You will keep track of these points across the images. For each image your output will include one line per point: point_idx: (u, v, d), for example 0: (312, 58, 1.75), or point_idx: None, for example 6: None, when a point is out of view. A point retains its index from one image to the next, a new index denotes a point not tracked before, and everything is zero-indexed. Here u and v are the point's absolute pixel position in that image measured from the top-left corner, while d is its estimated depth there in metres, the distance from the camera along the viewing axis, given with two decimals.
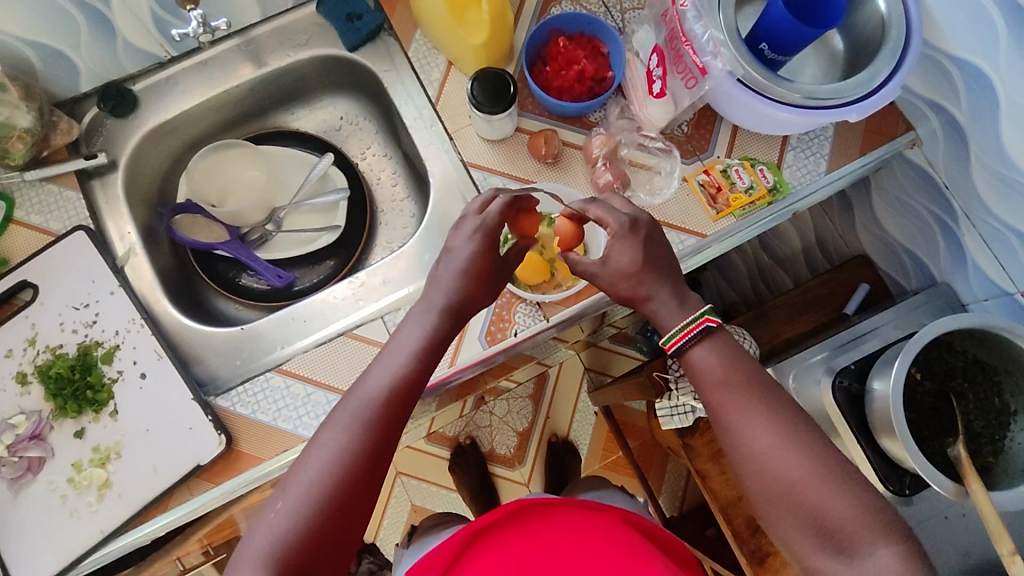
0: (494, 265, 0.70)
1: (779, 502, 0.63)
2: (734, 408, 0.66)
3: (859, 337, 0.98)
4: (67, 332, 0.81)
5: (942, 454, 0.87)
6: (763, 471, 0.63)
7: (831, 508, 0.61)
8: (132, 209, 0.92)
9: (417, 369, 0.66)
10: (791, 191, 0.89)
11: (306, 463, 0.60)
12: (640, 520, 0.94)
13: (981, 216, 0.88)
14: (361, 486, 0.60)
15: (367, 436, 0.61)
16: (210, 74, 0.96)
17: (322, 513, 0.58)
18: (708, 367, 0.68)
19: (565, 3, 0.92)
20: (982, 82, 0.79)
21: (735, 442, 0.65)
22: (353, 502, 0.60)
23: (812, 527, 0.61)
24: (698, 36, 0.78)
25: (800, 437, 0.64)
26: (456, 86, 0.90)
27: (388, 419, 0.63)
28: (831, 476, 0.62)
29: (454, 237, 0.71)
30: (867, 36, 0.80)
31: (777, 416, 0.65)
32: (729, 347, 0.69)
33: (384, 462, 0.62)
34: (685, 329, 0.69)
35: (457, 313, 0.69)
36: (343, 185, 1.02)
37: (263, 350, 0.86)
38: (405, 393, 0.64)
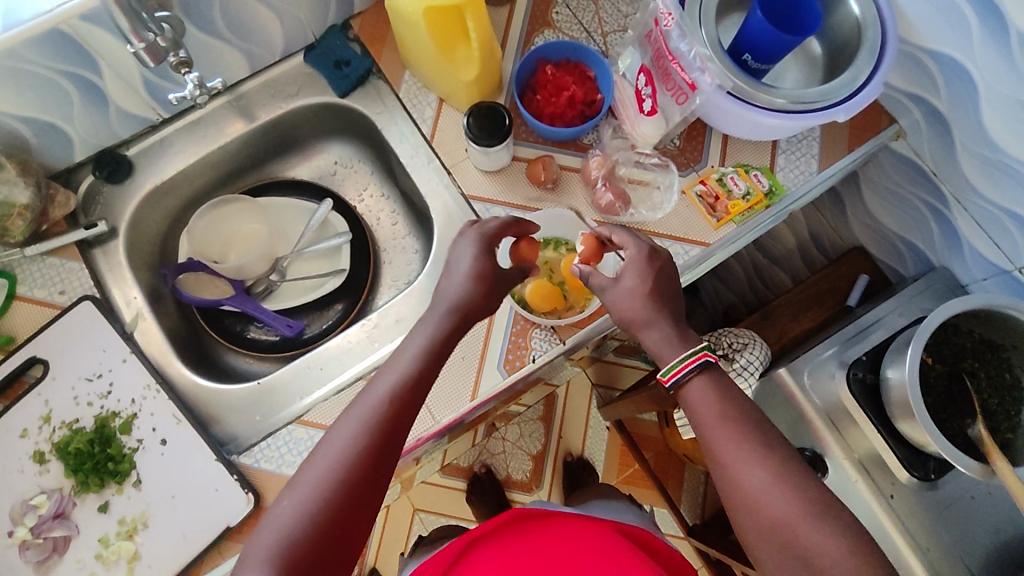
0: (497, 276, 0.71)
1: (768, 545, 0.61)
2: (728, 444, 0.64)
3: (864, 329, 0.98)
4: (82, 405, 0.80)
5: (962, 435, 0.87)
6: (753, 512, 0.62)
7: (823, 551, 0.58)
8: (136, 273, 0.91)
9: (429, 366, 0.65)
10: (786, 192, 0.90)
11: (309, 464, 0.58)
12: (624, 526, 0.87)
13: (971, 199, 0.90)
14: (368, 487, 0.58)
15: (380, 432, 0.60)
16: (202, 133, 0.96)
17: (326, 514, 0.56)
18: (703, 401, 0.67)
19: (548, 33, 0.96)
20: (959, 71, 0.82)
21: (728, 480, 0.64)
22: (360, 504, 0.58)
23: (800, 570, 0.59)
24: (685, 54, 0.80)
25: (794, 479, 0.62)
26: (450, 122, 0.92)
27: (395, 420, 0.61)
28: (824, 521, 0.59)
29: (458, 245, 0.74)
30: (843, 38, 0.83)
31: (771, 455, 0.63)
32: (726, 385, 0.68)
33: (390, 466, 0.60)
34: (683, 362, 0.68)
35: (466, 312, 0.69)
36: (344, 229, 1.02)
37: (281, 402, 0.85)
38: (413, 392, 0.63)
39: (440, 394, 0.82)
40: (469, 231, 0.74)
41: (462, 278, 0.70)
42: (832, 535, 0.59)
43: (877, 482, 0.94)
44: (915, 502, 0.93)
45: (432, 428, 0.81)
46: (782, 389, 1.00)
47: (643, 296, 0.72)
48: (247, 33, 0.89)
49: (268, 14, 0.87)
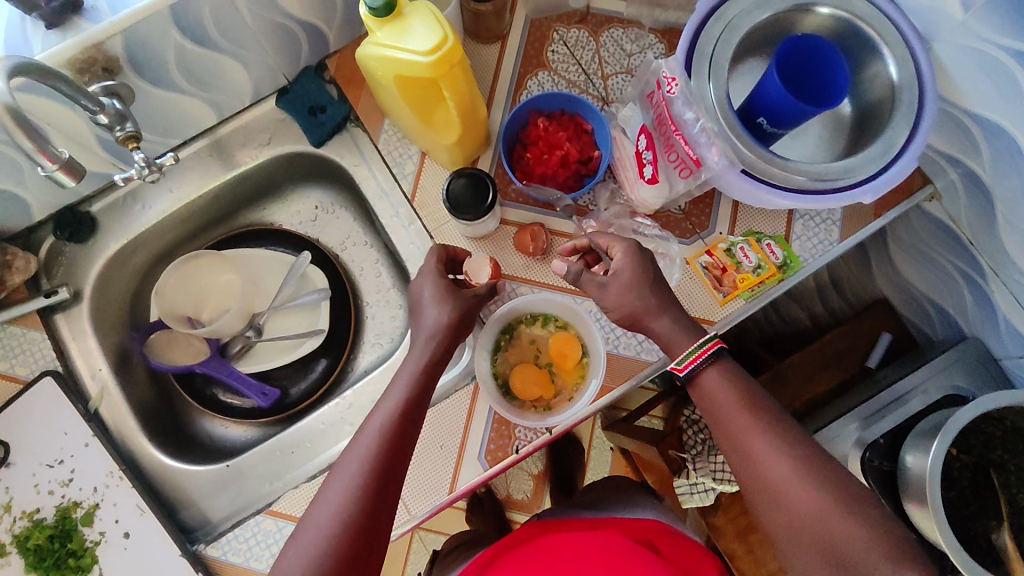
0: (469, 315, 0.71)
1: (791, 530, 0.61)
2: (751, 432, 0.64)
3: (899, 397, 0.91)
4: (43, 495, 0.77)
5: (985, 539, 0.79)
6: (776, 497, 0.61)
7: (847, 539, 0.58)
8: (103, 338, 0.86)
9: (416, 397, 0.66)
10: (803, 265, 0.81)
11: (315, 507, 0.60)
12: (637, 529, 0.87)
13: (1011, 274, 0.81)
14: (372, 521, 0.59)
15: (376, 469, 0.61)
16: (171, 186, 0.90)
17: (337, 553, 0.57)
18: (719, 392, 0.67)
19: (543, 76, 0.87)
20: (1007, 140, 0.71)
21: (750, 469, 0.63)
22: (368, 537, 0.59)
23: (823, 553, 0.59)
24: (689, 124, 0.72)
25: (817, 465, 0.62)
26: (432, 179, 0.84)
27: (389, 456, 0.62)
28: (850, 509, 0.59)
29: (416, 283, 0.73)
30: (874, 100, 0.74)
31: (790, 444, 0.63)
32: (740, 375, 0.68)
33: (393, 493, 0.62)
34: (696, 352, 0.68)
35: (440, 350, 0.69)
36: (323, 285, 0.95)
37: (251, 487, 0.81)
38: (402, 428, 0.64)
39: (417, 486, 0.78)
40: (428, 269, 0.73)
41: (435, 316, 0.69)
42: (855, 519, 0.59)
43: None
44: None
45: (408, 522, 0.77)
46: None
47: (641, 290, 0.69)
48: (208, 83, 0.81)
49: (230, 61, 0.80)
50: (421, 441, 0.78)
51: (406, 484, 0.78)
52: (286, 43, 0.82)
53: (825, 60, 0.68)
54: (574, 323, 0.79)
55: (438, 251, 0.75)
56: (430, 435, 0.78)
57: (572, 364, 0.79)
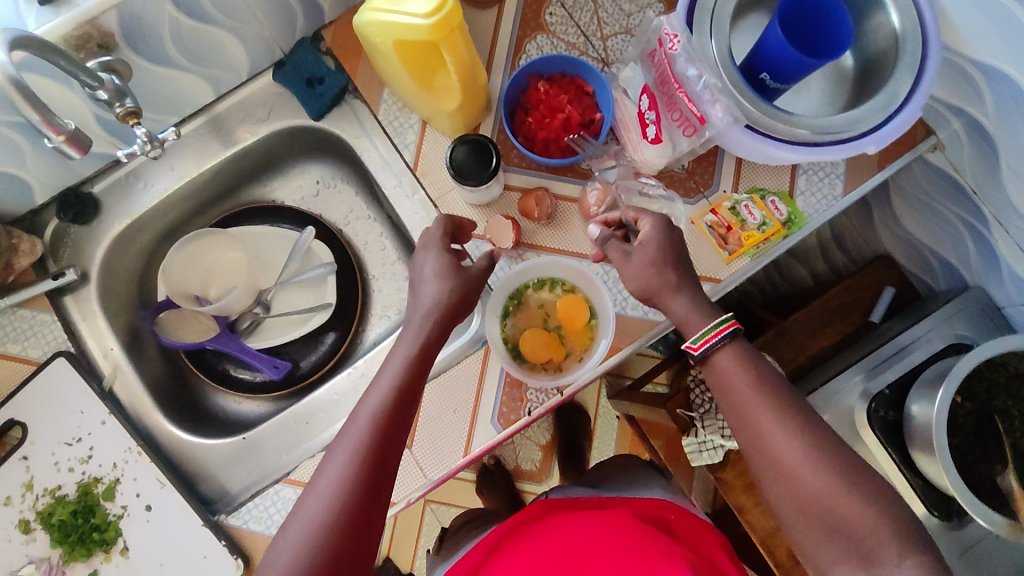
0: (472, 290, 0.68)
1: (799, 510, 0.60)
2: (762, 412, 0.63)
3: (901, 350, 0.92)
4: (64, 472, 0.78)
5: (990, 483, 0.81)
6: (787, 476, 0.61)
7: (855, 519, 0.58)
8: (113, 318, 0.87)
9: (408, 381, 0.63)
10: (808, 220, 0.82)
11: (299, 509, 0.57)
12: (653, 508, 0.87)
13: (1014, 222, 0.81)
14: (365, 510, 0.57)
15: (366, 459, 0.58)
16: (172, 164, 0.90)
17: (332, 539, 0.56)
18: (732, 371, 0.65)
19: (541, 39, 0.86)
20: (1009, 86, 0.72)
21: (760, 448, 0.63)
22: (361, 527, 0.57)
23: (831, 533, 0.59)
24: (693, 82, 0.71)
25: (828, 446, 0.61)
26: (434, 147, 0.84)
27: (376, 456, 0.59)
28: (859, 489, 0.59)
29: (419, 255, 0.70)
30: (876, 51, 0.74)
31: (802, 426, 0.62)
32: (753, 356, 0.67)
33: (387, 480, 0.60)
34: (715, 330, 0.66)
35: (432, 342, 0.66)
36: (329, 259, 0.96)
37: (268, 458, 0.82)
38: (391, 427, 0.61)
39: (432, 451, 0.79)
40: (432, 242, 0.70)
41: (426, 300, 0.66)
42: (865, 500, 0.58)
43: None
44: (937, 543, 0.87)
45: (424, 486, 0.78)
46: None
47: (666, 265, 0.69)
48: (203, 57, 0.81)
49: (226, 35, 0.79)
50: (433, 407, 0.79)
51: (422, 449, 0.79)
52: (281, 14, 0.81)
53: (828, 12, 0.67)
54: (582, 286, 0.80)
55: (445, 221, 0.72)
56: (443, 401, 0.79)
57: (580, 326, 0.79)
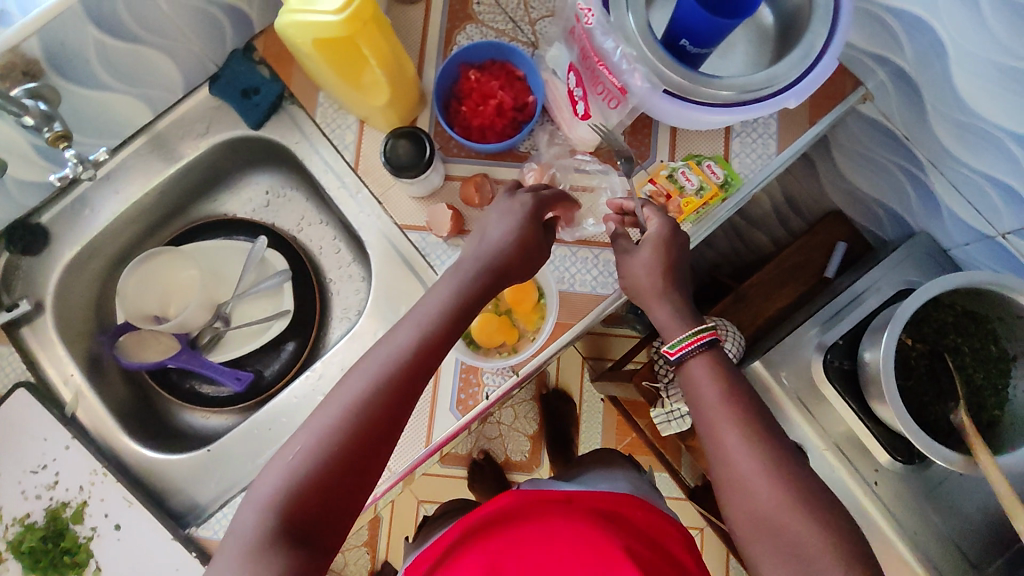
0: (531, 245, 0.69)
1: (751, 524, 0.61)
2: (728, 424, 0.64)
3: (857, 297, 0.93)
4: (32, 499, 0.80)
5: (945, 421, 0.83)
6: (741, 488, 0.62)
7: (805, 537, 0.58)
8: (72, 346, 0.87)
9: (445, 325, 0.63)
10: (744, 181, 0.83)
11: (314, 418, 0.57)
12: (615, 505, 0.87)
13: (948, 164, 0.83)
14: (377, 435, 0.57)
15: (388, 386, 0.58)
16: (116, 188, 0.90)
17: (339, 453, 0.55)
18: (704, 381, 0.67)
19: (470, 29, 0.87)
20: (922, 29, 0.74)
21: (721, 457, 0.64)
22: (369, 452, 0.57)
23: (779, 550, 0.59)
24: (611, 54, 0.71)
25: (788, 465, 0.62)
26: (373, 145, 0.85)
27: (399, 389, 0.59)
28: (811, 508, 0.59)
29: (499, 205, 0.72)
30: (793, 8, 0.75)
31: (765, 443, 0.63)
32: (728, 369, 0.68)
33: (404, 413, 0.59)
34: (690, 338, 0.68)
35: (472, 296, 0.66)
36: (283, 266, 0.96)
37: (234, 468, 0.83)
38: (419, 365, 0.61)
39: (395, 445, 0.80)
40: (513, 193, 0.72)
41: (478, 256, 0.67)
42: (815, 522, 0.58)
43: (858, 469, 0.91)
44: (900, 486, 0.89)
45: (389, 479, 0.79)
46: (758, 382, 0.95)
47: (651, 265, 0.72)
48: (136, 78, 0.81)
49: (155, 53, 0.80)
50: None
51: None
52: (208, 28, 0.82)
53: None
54: None
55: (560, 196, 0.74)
56: None
57: (528, 307, 0.81)
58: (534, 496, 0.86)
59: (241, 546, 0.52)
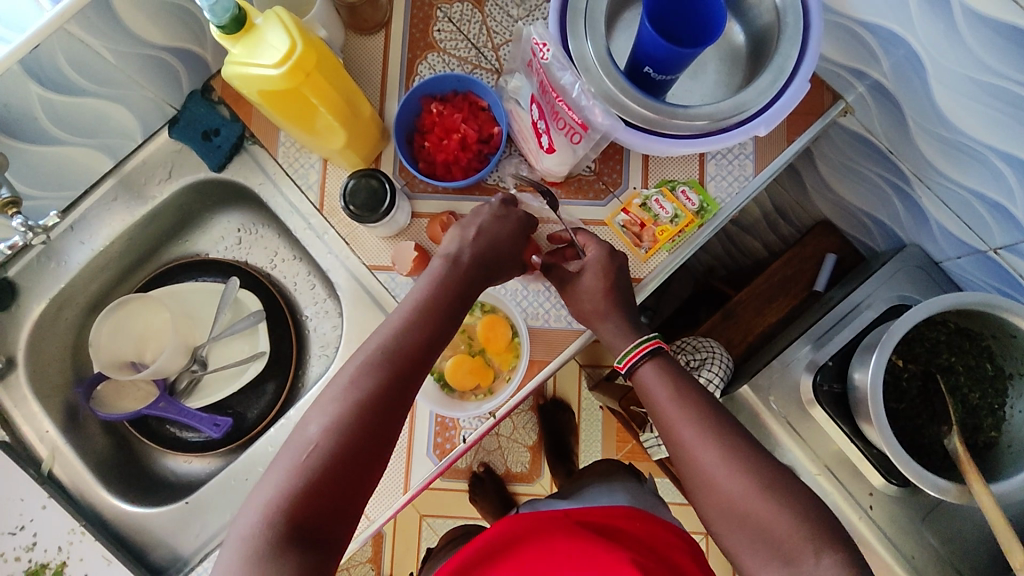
0: (511, 243, 0.69)
1: (722, 515, 0.61)
2: (681, 421, 0.65)
3: (857, 306, 0.90)
4: (11, 561, 0.80)
5: (938, 445, 0.81)
6: (705, 483, 0.62)
7: (774, 522, 0.58)
8: (47, 401, 0.87)
9: (434, 318, 0.62)
10: (720, 205, 0.80)
11: (311, 415, 0.55)
12: (608, 513, 0.86)
13: (933, 178, 0.79)
14: (375, 429, 0.55)
15: (381, 379, 0.57)
16: (80, 237, 0.88)
17: (337, 451, 0.53)
18: (654, 384, 0.67)
19: (432, 58, 0.84)
20: (899, 45, 0.70)
21: (683, 456, 0.64)
22: (369, 446, 0.54)
23: (752, 537, 0.59)
24: (570, 89, 0.69)
25: (745, 452, 0.62)
26: (337, 184, 0.83)
27: (394, 379, 0.57)
28: (774, 492, 0.59)
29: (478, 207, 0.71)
30: (763, 28, 0.72)
31: (721, 434, 0.63)
32: (676, 369, 0.68)
33: (400, 408, 0.57)
34: (635, 348, 0.69)
35: (460, 286, 0.64)
36: (257, 306, 0.94)
37: (212, 518, 0.83)
38: (410, 358, 0.59)
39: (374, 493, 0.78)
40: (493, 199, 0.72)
41: (459, 247, 0.66)
42: (779, 502, 0.59)
43: (853, 493, 0.88)
44: (897, 509, 0.87)
45: (369, 528, 0.78)
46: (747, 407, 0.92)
47: (614, 301, 0.71)
48: (90, 130, 0.80)
49: (108, 104, 0.79)
50: None
51: None
52: (161, 73, 0.80)
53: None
54: (499, 306, 0.79)
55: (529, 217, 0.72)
56: None
57: (502, 346, 0.79)
58: (530, 518, 0.86)
59: (245, 556, 0.49)
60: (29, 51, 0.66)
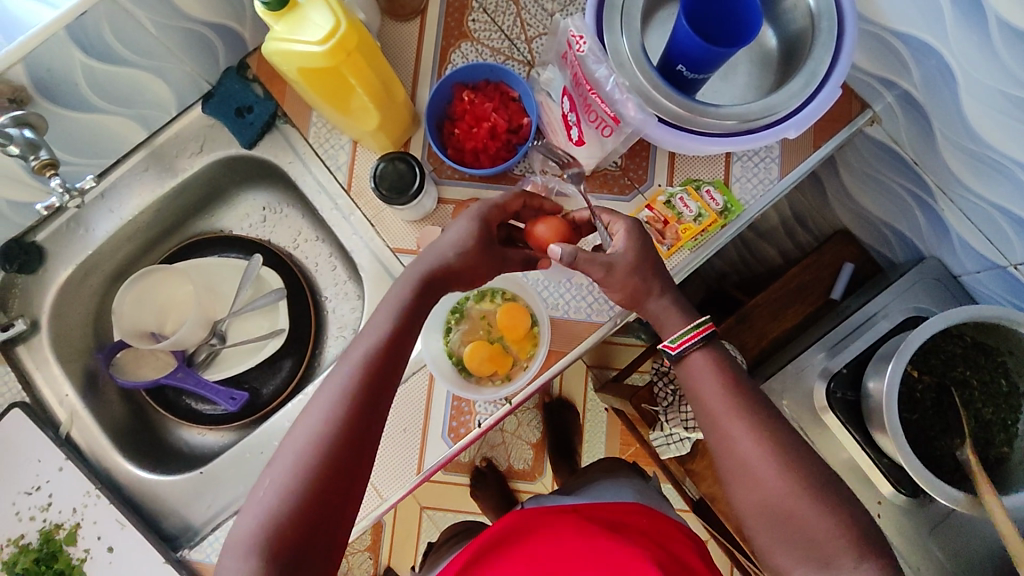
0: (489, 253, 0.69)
1: (759, 512, 0.62)
2: (732, 414, 0.65)
3: (869, 318, 0.91)
4: (25, 520, 0.81)
5: (951, 457, 0.81)
6: (749, 480, 0.63)
7: (815, 524, 0.59)
8: (67, 365, 0.88)
9: (396, 340, 0.63)
10: (743, 207, 0.81)
11: (284, 450, 0.58)
12: (619, 510, 0.87)
13: (957, 191, 0.80)
14: (345, 458, 0.58)
15: (346, 409, 0.59)
16: (110, 206, 0.90)
17: (308, 486, 0.56)
18: (706, 374, 0.67)
19: (465, 47, 0.85)
20: (932, 56, 0.71)
21: (726, 449, 0.65)
22: (340, 476, 0.57)
23: (789, 536, 0.60)
24: (603, 83, 0.70)
25: (793, 453, 0.63)
26: (365, 166, 0.84)
27: (361, 407, 0.59)
28: (818, 494, 0.60)
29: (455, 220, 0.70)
30: (796, 32, 0.73)
31: (768, 431, 0.64)
32: (727, 359, 0.68)
33: (369, 434, 0.60)
34: (689, 334, 0.68)
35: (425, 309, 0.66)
36: (279, 285, 0.95)
37: (226, 490, 0.83)
38: (375, 382, 0.61)
39: (387, 471, 0.79)
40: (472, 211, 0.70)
41: (425, 263, 0.67)
42: (823, 508, 0.60)
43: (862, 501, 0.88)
44: (906, 520, 0.87)
45: (380, 507, 0.78)
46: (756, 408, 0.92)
47: None
48: (126, 99, 0.81)
49: (146, 75, 0.80)
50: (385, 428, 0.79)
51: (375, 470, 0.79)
52: (199, 48, 0.81)
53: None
54: (521, 294, 0.80)
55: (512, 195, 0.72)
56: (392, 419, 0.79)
57: (521, 334, 0.79)
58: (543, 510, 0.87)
59: None
60: (75, 17, 0.68)
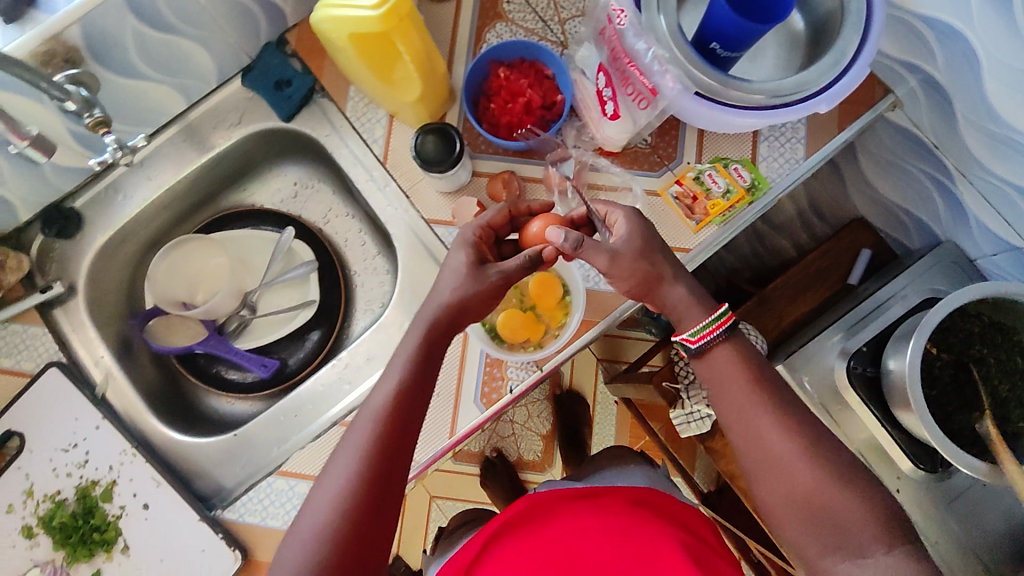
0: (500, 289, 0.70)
1: (788, 502, 0.64)
2: (758, 406, 0.67)
3: (880, 304, 0.93)
4: (62, 477, 0.83)
5: (969, 430, 0.83)
6: (777, 471, 0.64)
7: (845, 511, 0.61)
8: (102, 329, 0.90)
9: (417, 376, 0.66)
10: (770, 185, 0.83)
11: (319, 491, 0.60)
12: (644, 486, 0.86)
13: (977, 173, 0.83)
14: (378, 495, 0.60)
15: (375, 448, 0.61)
16: (147, 173, 0.91)
17: (346, 524, 0.58)
18: (730, 367, 0.69)
19: (500, 27, 0.88)
20: (957, 39, 0.74)
21: (753, 440, 0.66)
22: (375, 513, 0.60)
23: (819, 525, 0.62)
24: (642, 54, 0.74)
25: (819, 445, 0.64)
26: (402, 139, 0.86)
27: (388, 445, 0.62)
28: (846, 483, 0.62)
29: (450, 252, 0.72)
30: (825, 15, 0.76)
31: (792, 423, 0.66)
32: (748, 350, 0.70)
33: (398, 469, 0.62)
34: (711, 326, 0.69)
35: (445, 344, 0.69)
36: (310, 257, 0.97)
37: (259, 453, 0.85)
38: (400, 418, 0.63)
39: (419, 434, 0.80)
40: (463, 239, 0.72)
41: (439, 298, 0.69)
42: (852, 494, 0.62)
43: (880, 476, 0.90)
44: (923, 495, 0.89)
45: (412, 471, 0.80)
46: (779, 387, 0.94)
47: None
48: (171, 68, 0.83)
49: (193, 45, 0.82)
50: None
51: None
52: (244, 21, 0.84)
53: None
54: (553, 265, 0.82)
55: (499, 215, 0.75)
56: None
57: (552, 302, 0.82)
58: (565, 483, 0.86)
59: None
60: None
